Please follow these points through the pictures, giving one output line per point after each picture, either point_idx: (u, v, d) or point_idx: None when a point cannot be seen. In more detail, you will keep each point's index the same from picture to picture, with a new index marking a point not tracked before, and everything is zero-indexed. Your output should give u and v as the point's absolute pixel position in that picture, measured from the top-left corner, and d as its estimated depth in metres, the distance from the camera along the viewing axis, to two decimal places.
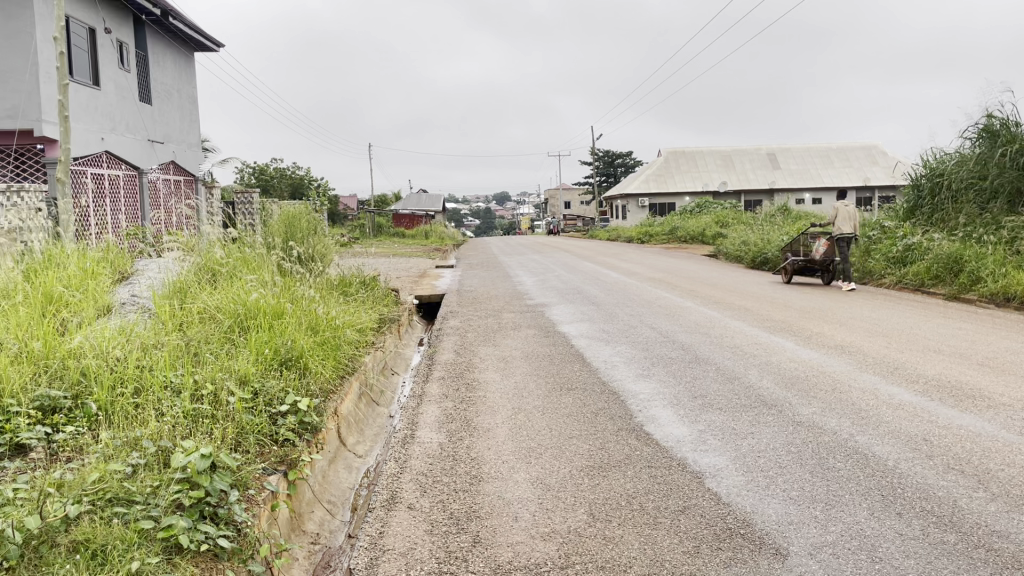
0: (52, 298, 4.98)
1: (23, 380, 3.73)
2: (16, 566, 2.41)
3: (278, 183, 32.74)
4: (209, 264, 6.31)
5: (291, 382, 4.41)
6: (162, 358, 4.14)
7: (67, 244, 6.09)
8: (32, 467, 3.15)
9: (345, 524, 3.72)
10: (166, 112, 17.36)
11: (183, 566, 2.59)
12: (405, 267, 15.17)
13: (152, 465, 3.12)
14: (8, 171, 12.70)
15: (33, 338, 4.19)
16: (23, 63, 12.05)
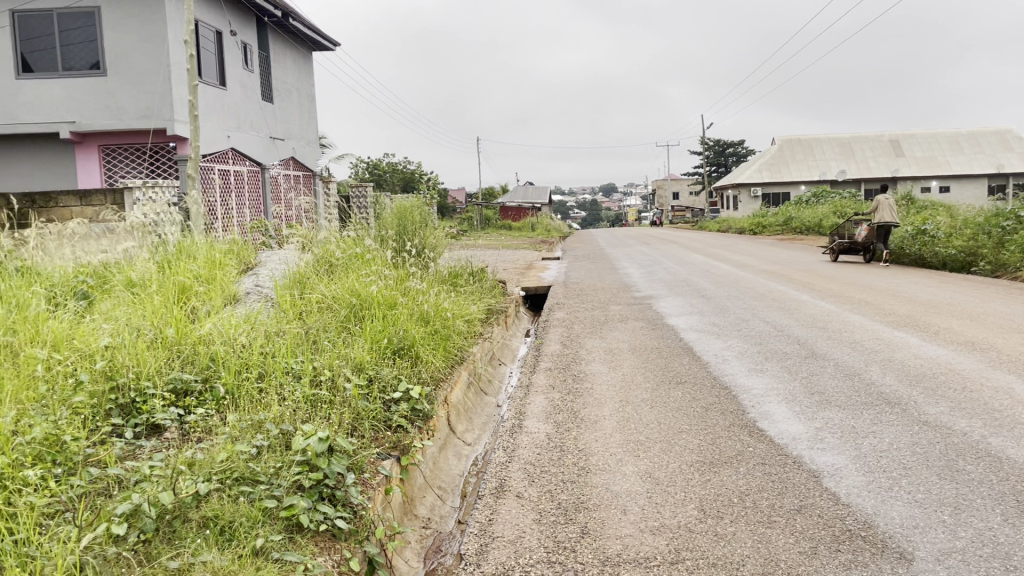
0: (184, 290, 5.28)
1: (159, 363, 3.98)
2: (153, 538, 2.61)
3: (389, 177, 33.53)
4: (326, 255, 6.54)
5: (404, 369, 4.53)
6: (284, 346, 4.33)
7: (197, 237, 6.44)
8: (167, 446, 3.37)
9: (455, 510, 3.82)
10: (286, 110, 18.07)
11: (303, 545, 2.73)
12: (512, 258, 15.28)
13: (276, 447, 3.27)
14: (144, 168, 13.52)
15: (166, 324, 4.47)
16: (157, 66, 12.80)
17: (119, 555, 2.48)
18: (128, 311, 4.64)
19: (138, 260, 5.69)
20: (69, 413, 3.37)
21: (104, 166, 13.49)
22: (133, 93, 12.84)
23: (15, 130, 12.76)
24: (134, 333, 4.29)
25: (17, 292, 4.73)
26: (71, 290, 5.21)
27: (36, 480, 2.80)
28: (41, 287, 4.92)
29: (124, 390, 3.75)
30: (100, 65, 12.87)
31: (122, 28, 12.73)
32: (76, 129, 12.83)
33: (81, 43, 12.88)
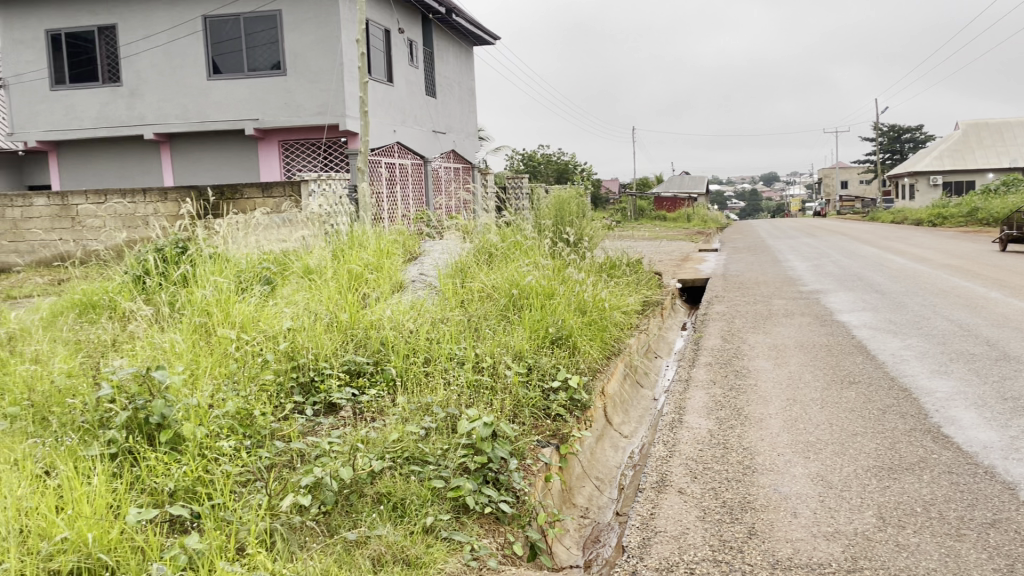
0: (355, 277, 5.56)
1: (334, 346, 4.23)
2: (332, 510, 2.78)
3: (544, 169, 33.75)
4: (486, 245, 6.67)
5: (562, 359, 4.56)
6: (448, 332, 4.48)
7: (366, 228, 6.76)
8: (343, 424, 3.58)
9: (612, 501, 3.81)
10: (448, 104, 18.60)
11: (470, 526, 2.82)
12: (668, 250, 15.02)
13: (442, 429, 3.38)
14: (319, 162, 14.27)
15: (341, 308, 4.73)
16: (331, 65, 13.50)
17: (303, 524, 2.65)
18: (307, 296, 4.94)
19: (315, 249, 6.05)
20: (257, 389, 3.64)
21: (283, 160, 14.40)
22: (309, 91, 13.62)
23: (208, 128, 13.96)
24: (313, 316, 4.56)
25: (211, 277, 5.14)
26: (256, 275, 5.61)
27: (230, 450, 3.04)
28: (231, 272, 5.32)
29: (304, 370, 4.00)
30: (280, 65, 13.73)
31: (300, 29, 13.52)
32: (259, 125, 13.80)
33: (264, 45, 13.80)
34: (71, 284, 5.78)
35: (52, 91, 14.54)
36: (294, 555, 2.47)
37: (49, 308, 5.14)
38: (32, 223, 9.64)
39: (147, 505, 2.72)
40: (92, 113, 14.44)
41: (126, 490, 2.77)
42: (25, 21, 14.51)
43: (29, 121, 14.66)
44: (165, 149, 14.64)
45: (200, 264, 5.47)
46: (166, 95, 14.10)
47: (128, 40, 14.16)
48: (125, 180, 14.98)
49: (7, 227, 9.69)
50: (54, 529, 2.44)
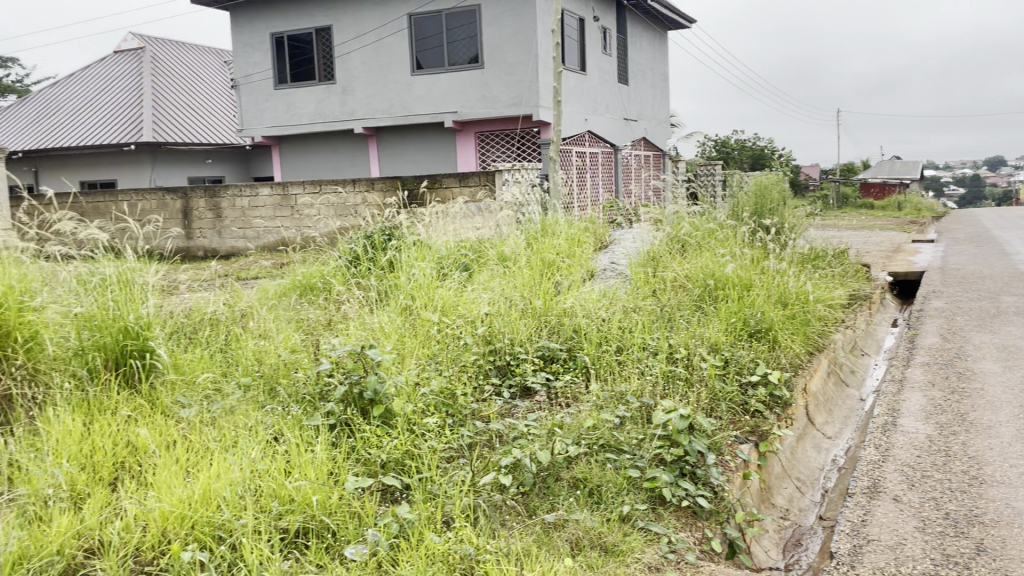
0: (549, 265, 5.63)
1: (529, 331, 4.31)
2: (530, 491, 2.85)
3: (738, 155, 32.50)
4: (680, 233, 6.52)
5: (761, 353, 4.37)
6: (641, 322, 4.43)
7: (559, 217, 6.81)
8: (538, 408, 3.65)
9: (815, 505, 3.63)
10: (640, 91, 18.39)
11: (667, 519, 2.78)
12: (874, 240, 14.00)
13: (637, 419, 3.34)
14: (512, 151, 14.58)
15: (534, 296, 4.81)
16: (526, 56, 13.73)
17: (503, 502, 2.75)
18: (502, 282, 5.05)
19: (511, 237, 6.18)
20: (457, 369, 3.79)
21: (479, 150, 14.85)
22: (504, 82, 13.93)
23: (412, 121, 14.71)
24: (508, 301, 4.67)
25: (414, 263, 5.40)
26: (455, 261, 5.81)
27: (435, 426, 3.20)
28: (431, 258, 5.56)
29: (500, 354, 4.11)
30: (477, 58, 14.14)
31: (498, 22, 13.84)
32: (456, 117, 14.32)
33: (463, 39, 14.27)
34: (293, 267, 6.29)
35: (276, 90, 15.91)
36: (496, 532, 2.57)
37: (274, 289, 5.62)
38: (258, 212, 10.61)
39: (362, 473, 2.93)
40: (309, 109, 15.65)
41: (344, 458, 2.99)
42: (255, 26, 15.97)
43: (257, 118, 16.18)
44: (372, 142, 15.58)
45: (404, 250, 5.76)
46: (374, 91, 15.01)
47: (341, 40, 15.19)
48: (336, 171, 16.10)
49: (238, 216, 10.72)
50: (283, 491, 2.69)
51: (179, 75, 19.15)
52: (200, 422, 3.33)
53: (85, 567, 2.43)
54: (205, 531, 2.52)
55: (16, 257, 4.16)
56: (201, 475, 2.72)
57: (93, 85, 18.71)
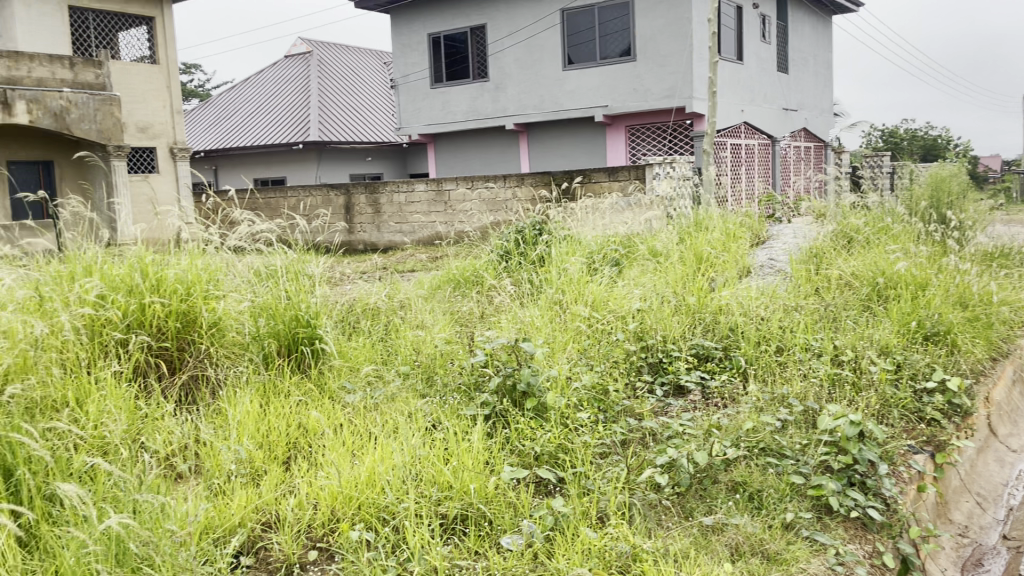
0: (703, 260, 5.48)
1: (683, 329, 4.21)
2: (686, 492, 2.79)
3: (908, 145, 30.37)
4: (846, 229, 6.16)
5: (938, 358, 4.05)
6: (803, 321, 4.23)
7: (715, 211, 6.60)
8: (692, 407, 3.56)
9: (999, 523, 3.35)
10: (800, 79, 17.55)
11: (833, 529, 2.64)
12: None
13: (801, 423, 3.18)
14: (665, 144, 14.33)
15: (688, 292, 4.70)
16: (680, 47, 13.41)
17: (659, 501, 2.71)
18: (654, 278, 4.96)
19: (663, 232, 6.06)
20: (609, 365, 3.76)
21: (629, 144, 14.69)
22: (657, 75, 13.69)
23: (563, 116, 14.78)
24: (661, 298, 4.57)
25: (565, 258, 5.40)
26: (605, 256, 5.75)
27: (588, 421, 3.20)
28: (582, 253, 5.53)
29: (653, 351, 4.04)
30: (630, 51, 13.98)
31: (651, 14, 13.60)
32: (607, 111, 14.24)
33: (616, 32, 14.14)
34: (447, 262, 6.45)
35: (431, 89, 16.43)
36: (652, 532, 2.53)
37: (430, 283, 5.78)
38: (415, 207, 10.98)
39: (517, 465, 2.97)
40: (463, 107, 16.06)
41: (499, 449, 3.05)
42: (413, 27, 16.56)
43: (414, 116, 16.79)
44: (523, 138, 15.77)
45: (555, 245, 5.76)
46: (526, 87, 15.20)
47: (495, 38, 15.46)
48: (487, 167, 16.42)
49: (395, 211, 11.14)
50: (442, 477, 2.78)
51: (342, 77, 20.13)
52: (363, 408, 3.50)
53: (263, 540, 2.61)
54: (371, 512, 2.65)
55: (204, 249, 4.51)
56: (366, 459, 2.86)
57: (265, 89, 20.01)
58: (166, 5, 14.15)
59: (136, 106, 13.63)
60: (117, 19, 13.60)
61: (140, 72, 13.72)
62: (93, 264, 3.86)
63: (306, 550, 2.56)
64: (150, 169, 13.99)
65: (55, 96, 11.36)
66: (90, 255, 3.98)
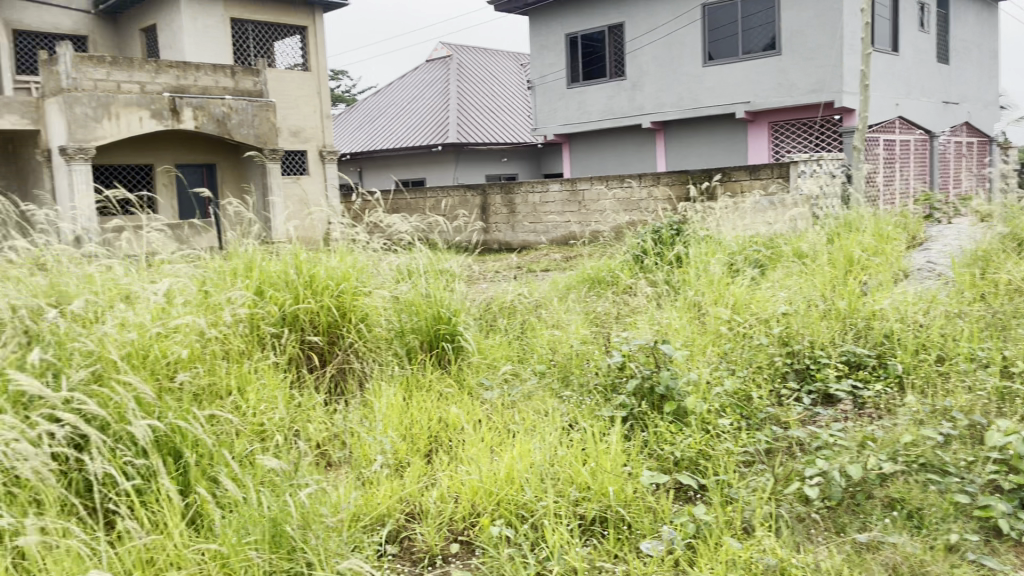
0: (854, 263, 5.20)
1: (832, 334, 4.00)
2: (838, 506, 2.65)
3: None
4: (1017, 230, 5.69)
5: None
6: (968, 329, 3.92)
7: (867, 211, 6.26)
8: (843, 417, 3.38)
9: None
10: (962, 70, 16.38)
11: (1004, 554, 2.42)
12: None
13: (966, 438, 2.94)
14: (813, 140, 13.65)
15: (838, 296, 4.47)
16: (829, 39, 12.80)
17: (808, 515, 2.61)
18: (800, 280, 4.76)
19: (810, 232, 5.79)
20: (752, 370, 3.63)
21: (772, 141, 14.17)
22: (802, 69, 13.15)
23: (702, 113, 14.47)
24: (808, 301, 4.37)
25: (705, 258, 5.26)
26: (747, 258, 5.55)
27: (730, 428, 3.10)
28: (723, 254, 5.37)
29: (799, 356, 3.86)
30: (774, 45, 13.50)
31: (799, 6, 13.07)
32: (749, 107, 13.80)
33: (760, 26, 13.69)
34: (582, 261, 6.43)
35: (568, 89, 16.49)
36: (802, 546, 2.43)
37: (565, 283, 5.79)
38: (549, 207, 11.03)
39: (655, 469, 2.93)
40: (599, 107, 16.03)
41: (637, 452, 3.02)
42: (551, 28, 16.65)
43: (550, 116, 16.93)
44: (660, 136, 15.55)
45: (694, 245, 5.62)
46: (664, 85, 15.00)
47: (633, 36, 15.33)
48: (622, 166, 16.28)
49: (530, 211, 11.25)
50: (580, 478, 2.79)
51: (480, 79, 20.52)
52: (501, 405, 3.56)
53: (407, 529, 2.70)
54: (510, 508, 2.69)
55: (353, 248, 4.70)
56: (505, 456, 2.91)
57: (407, 94, 20.69)
58: (318, 15, 14.89)
59: (290, 111, 14.40)
60: (274, 30, 14.48)
61: (294, 80, 14.48)
62: (253, 261, 4.12)
63: (448, 542, 2.63)
64: (301, 172, 14.77)
65: (218, 103, 12.18)
66: (251, 252, 4.24)
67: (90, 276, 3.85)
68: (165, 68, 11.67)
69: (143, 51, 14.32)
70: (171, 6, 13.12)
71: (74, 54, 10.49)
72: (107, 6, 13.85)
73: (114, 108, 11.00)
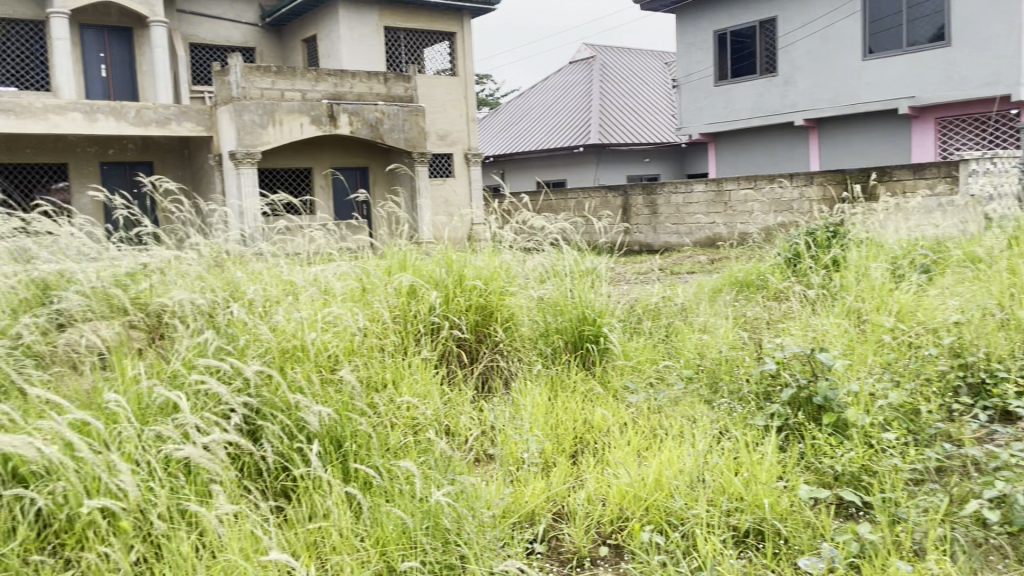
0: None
1: (1012, 346, 3.69)
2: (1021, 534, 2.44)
3: None
4: None
5: None
6: None
7: None
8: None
9: None
10: None
11: None
12: None
13: None
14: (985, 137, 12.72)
15: (1018, 305, 4.11)
16: (1006, 27, 11.84)
17: (987, 542, 2.42)
18: (974, 288, 4.43)
19: (984, 235, 5.37)
20: (919, 382, 3.40)
21: (939, 138, 13.26)
22: (975, 60, 12.22)
23: (859, 109, 13.74)
24: (983, 310, 4.05)
25: (865, 262, 4.99)
26: (912, 262, 5.21)
27: (896, 443, 2.92)
28: (885, 258, 5.07)
29: (973, 369, 3.58)
30: (943, 35, 12.63)
31: None
32: (913, 102, 12.98)
33: (926, 16, 12.85)
34: (729, 264, 6.25)
35: (715, 87, 16.10)
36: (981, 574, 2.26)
37: (712, 286, 5.63)
38: (694, 208, 10.81)
39: (813, 482, 2.81)
40: (748, 105, 15.56)
41: (793, 464, 2.91)
42: (699, 26, 16.32)
43: (696, 116, 16.59)
44: (813, 134, 14.90)
45: (853, 249, 5.34)
46: (819, 80, 14.38)
47: (786, 30, 14.78)
48: (772, 166, 15.72)
49: (673, 212, 11.07)
50: (732, 488, 2.72)
51: (622, 79, 20.38)
52: (648, 409, 3.52)
53: (554, 530, 2.71)
54: (660, 515, 2.66)
55: (498, 248, 4.78)
56: (654, 462, 2.88)
57: (549, 96, 20.85)
58: (466, 21, 15.22)
59: (438, 115, 14.81)
60: (425, 36, 14.98)
61: (443, 85, 14.88)
62: (406, 260, 4.28)
63: (597, 545, 2.62)
64: (448, 174, 15.14)
65: (372, 109, 12.69)
66: (404, 252, 4.40)
67: (260, 273, 4.12)
68: (324, 76, 12.29)
69: (303, 61, 15.15)
70: (329, 18, 13.82)
71: (244, 66, 11.25)
72: (273, 19, 14.76)
73: (278, 115, 11.69)
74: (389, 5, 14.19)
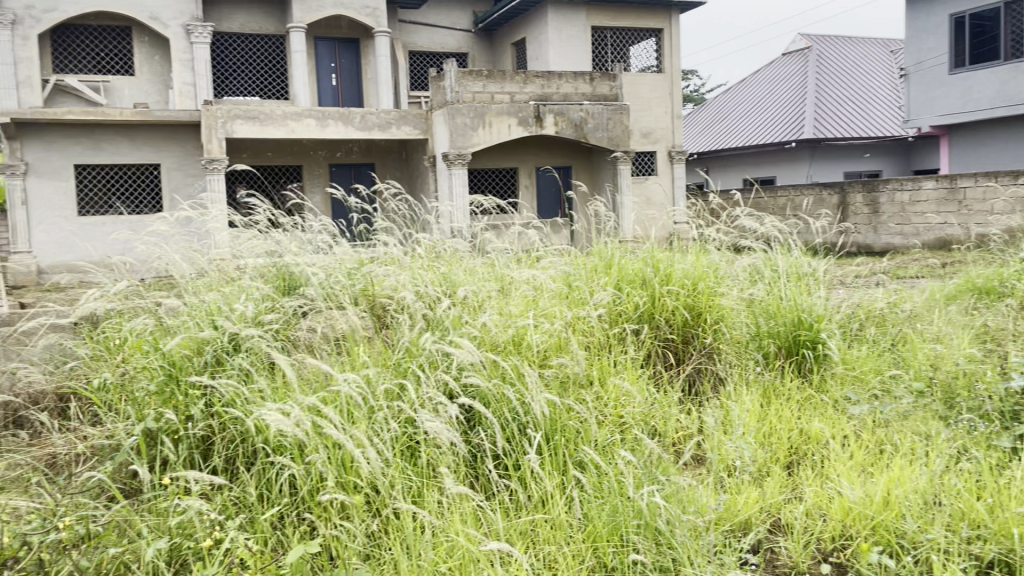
0: None
1: None
2: None
3: None
4: None
5: None
6: None
7: None
8: None
9: None
10: None
11: None
12: None
13: None
14: None
15: None
16: None
17: None
18: None
19: None
20: None
21: None
22: None
23: None
24: None
25: None
26: None
27: None
28: None
29: None
30: None
31: None
32: None
33: None
34: (964, 269, 5.70)
35: (950, 74, 14.82)
36: None
37: (944, 291, 5.18)
38: (922, 207, 10.04)
39: None
40: (987, 94, 14.15)
41: None
42: (931, 9, 15.04)
43: (926, 107, 15.38)
44: None
45: None
46: None
47: None
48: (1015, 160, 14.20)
49: (898, 211, 10.34)
50: (973, 514, 2.50)
51: (839, 70, 19.21)
52: (872, 423, 3.30)
53: (771, 541, 2.60)
54: (890, 536, 2.49)
55: (708, 248, 4.68)
56: (881, 479, 2.70)
57: (757, 90, 20.09)
58: (674, 16, 14.99)
59: (642, 113, 14.71)
60: (631, 34, 14.97)
61: (648, 82, 14.76)
62: (613, 259, 4.30)
63: (817, 562, 2.49)
64: (650, 172, 14.98)
65: (577, 109, 12.80)
66: (611, 250, 4.43)
67: (474, 269, 4.31)
68: (532, 77, 12.58)
69: (512, 62, 15.63)
70: (538, 20, 14.14)
71: (457, 71, 11.79)
72: (485, 24, 15.32)
73: (488, 117, 12.16)
74: (597, 4, 14.28)
